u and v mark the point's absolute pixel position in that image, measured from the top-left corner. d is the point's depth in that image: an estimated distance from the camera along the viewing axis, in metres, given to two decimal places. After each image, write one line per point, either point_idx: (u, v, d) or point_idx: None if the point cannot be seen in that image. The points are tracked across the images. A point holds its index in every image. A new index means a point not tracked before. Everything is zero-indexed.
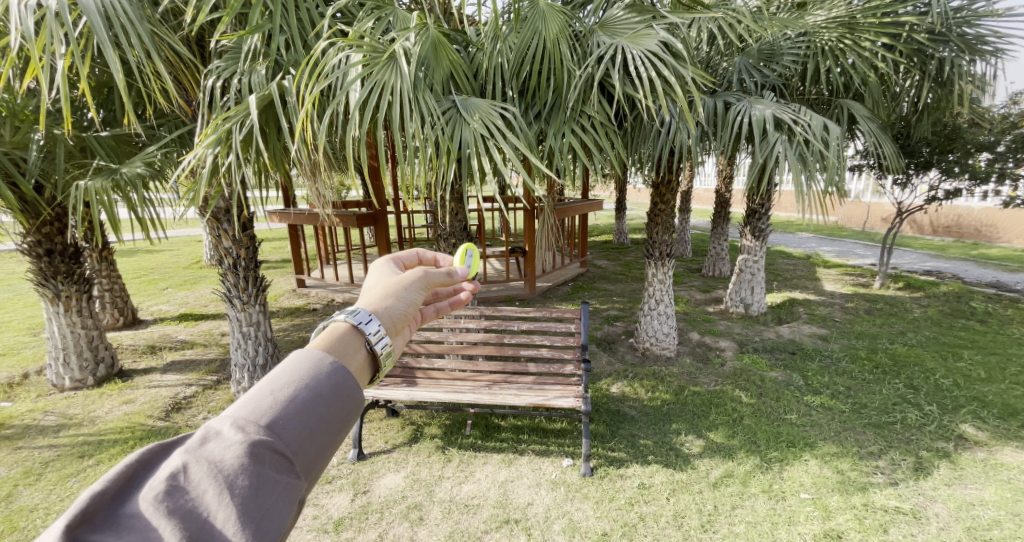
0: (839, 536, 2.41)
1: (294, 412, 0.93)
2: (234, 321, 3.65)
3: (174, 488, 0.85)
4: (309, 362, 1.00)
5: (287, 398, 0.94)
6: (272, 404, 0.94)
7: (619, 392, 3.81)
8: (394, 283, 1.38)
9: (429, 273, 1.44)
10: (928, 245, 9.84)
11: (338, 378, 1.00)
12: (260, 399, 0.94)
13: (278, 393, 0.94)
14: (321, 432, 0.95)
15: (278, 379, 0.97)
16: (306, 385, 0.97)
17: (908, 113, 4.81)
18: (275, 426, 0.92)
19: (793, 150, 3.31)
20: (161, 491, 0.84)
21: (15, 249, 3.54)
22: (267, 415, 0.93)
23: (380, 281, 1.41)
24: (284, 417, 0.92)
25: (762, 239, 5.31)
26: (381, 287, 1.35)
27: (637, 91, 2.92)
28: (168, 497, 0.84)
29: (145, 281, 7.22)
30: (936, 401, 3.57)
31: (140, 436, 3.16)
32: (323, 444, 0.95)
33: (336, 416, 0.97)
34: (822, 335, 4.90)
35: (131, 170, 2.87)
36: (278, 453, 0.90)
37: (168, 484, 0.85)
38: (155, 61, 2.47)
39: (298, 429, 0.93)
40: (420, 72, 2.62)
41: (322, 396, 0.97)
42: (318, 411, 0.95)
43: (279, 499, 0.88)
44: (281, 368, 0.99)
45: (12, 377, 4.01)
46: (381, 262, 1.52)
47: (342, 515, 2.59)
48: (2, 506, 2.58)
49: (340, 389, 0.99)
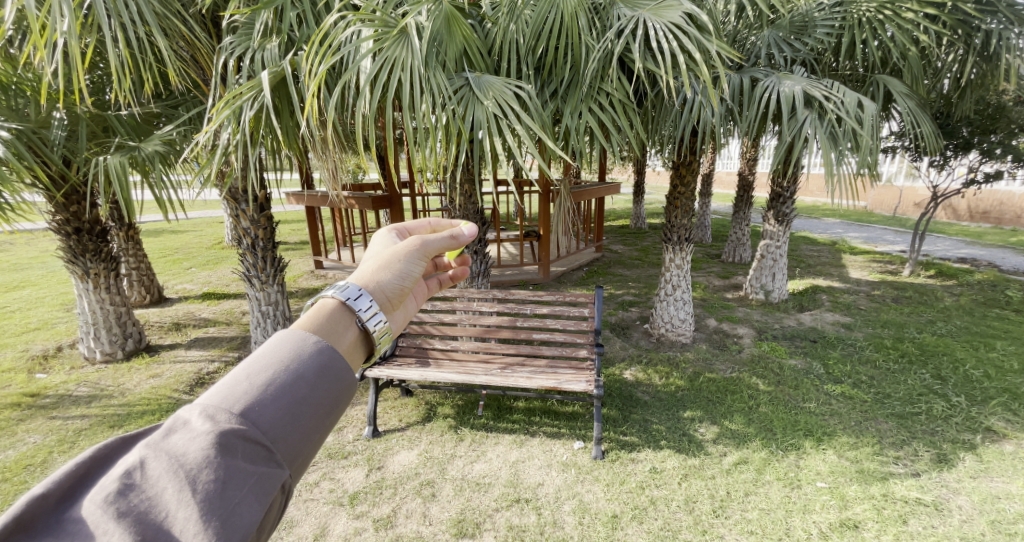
0: (855, 525, 2.37)
1: (270, 397, 0.91)
2: (253, 301, 3.73)
3: (131, 485, 0.81)
4: (291, 344, 1.00)
5: (264, 383, 0.92)
6: (249, 389, 0.92)
7: (632, 377, 3.79)
8: (389, 255, 1.38)
9: (427, 242, 1.43)
10: (964, 231, 9.45)
11: (324, 357, 0.99)
12: (234, 386, 0.92)
13: (254, 378, 0.93)
14: (301, 417, 0.93)
15: (255, 364, 0.96)
16: (287, 369, 0.95)
17: (949, 90, 4.56)
18: (248, 413, 0.89)
19: (824, 128, 3.18)
20: (112, 491, 0.80)
21: (46, 226, 3.67)
22: (241, 402, 0.90)
23: (376, 253, 1.41)
24: (259, 403, 0.90)
25: (786, 224, 5.14)
26: (375, 261, 1.35)
27: (659, 67, 2.82)
28: (123, 495, 0.80)
29: (170, 261, 7.43)
30: (964, 392, 3.45)
31: (166, 408, 3.29)
32: (302, 432, 0.93)
33: (319, 401, 0.95)
34: (845, 323, 4.77)
35: (150, 147, 2.95)
36: (250, 442, 0.87)
37: (122, 482, 0.81)
38: (158, 35, 2.47)
39: (274, 414, 0.90)
40: (431, 48, 2.57)
41: (305, 379, 0.95)
42: (298, 395, 0.93)
43: (250, 492, 0.84)
44: (260, 354, 0.97)
45: (47, 350, 4.20)
46: (383, 231, 1.52)
47: (357, 489, 2.66)
48: (38, 471, 2.71)
49: (326, 370, 0.98)
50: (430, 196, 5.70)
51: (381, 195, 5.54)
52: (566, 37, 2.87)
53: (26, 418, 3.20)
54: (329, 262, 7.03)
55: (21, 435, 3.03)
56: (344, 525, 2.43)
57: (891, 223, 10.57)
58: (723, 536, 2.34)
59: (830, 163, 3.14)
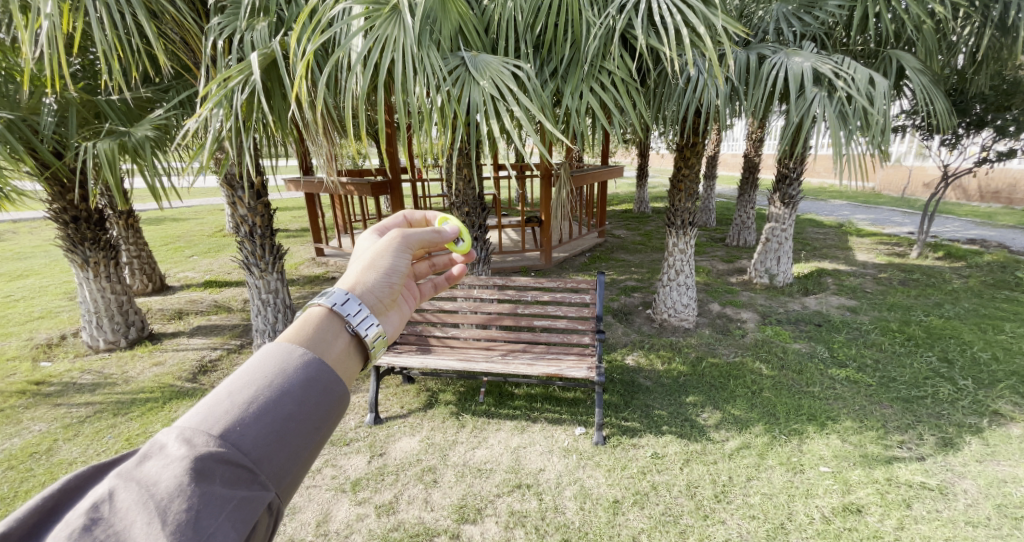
0: (858, 510, 2.36)
1: (253, 416, 0.89)
2: (253, 289, 3.72)
3: (98, 519, 0.77)
4: (277, 358, 0.97)
5: (246, 402, 0.90)
6: (230, 408, 0.89)
7: (634, 363, 3.77)
8: (371, 254, 1.35)
9: (408, 234, 1.40)
10: (974, 211, 9.30)
11: (311, 370, 0.97)
12: (214, 405, 0.89)
13: (236, 396, 0.90)
14: (287, 434, 0.90)
15: (239, 381, 0.93)
16: (271, 385, 0.93)
17: (964, 65, 4.41)
18: (229, 435, 0.86)
19: (833, 107, 3.09)
20: (76, 527, 0.76)
21: (44, 215, 3.66)
22: (221, 423, 0.87)
23: (360, 254, 1.38)
24: (241, 423, 0.87)
25: (792, 206, 5.06)
26: (360, 262, 1.33)
27: (662, 43, 2.71)
28: (88, 530, 0.76)
29: (172, 249, 7.43)
30: (971, 375, 3.41)
31: (169, 396, 3.31)
32: (288, 450, 0.90)
33: (307, 417, 0.93)
34: (850, 306, 4.71)
35: (139, 133, 2.91)
36: (229, 465, 0.84)
37: (89, 517, 0.77)
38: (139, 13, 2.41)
39: (257, 434, 0.88)
40: (425, 26, 2.49)
41: (291, 393, 0.93)
42: (283, 412, 0.90)
43: (228, 518, 0.81)
44: (244, 370, 0.95)
45: (51, 338, 4.23)
46: (363, 234, 1.51)
47: (359, 476, 2.67)
48: (44, 458, 2.73)
49: (313, 383, 0.96)
50: (430, 182, 5.64)
51: (380, 181, 5.48)
52: (566, 14, 2.78)
53: (30, 406, 3.22)
54: (330, 249, 7.03)
55: (26, 423, 3.05)
56: (347, 511, 2.44)
57: (898, 205, 10.44)
58: (725, 521, 2.34)
59: (839, 143, 3.05)
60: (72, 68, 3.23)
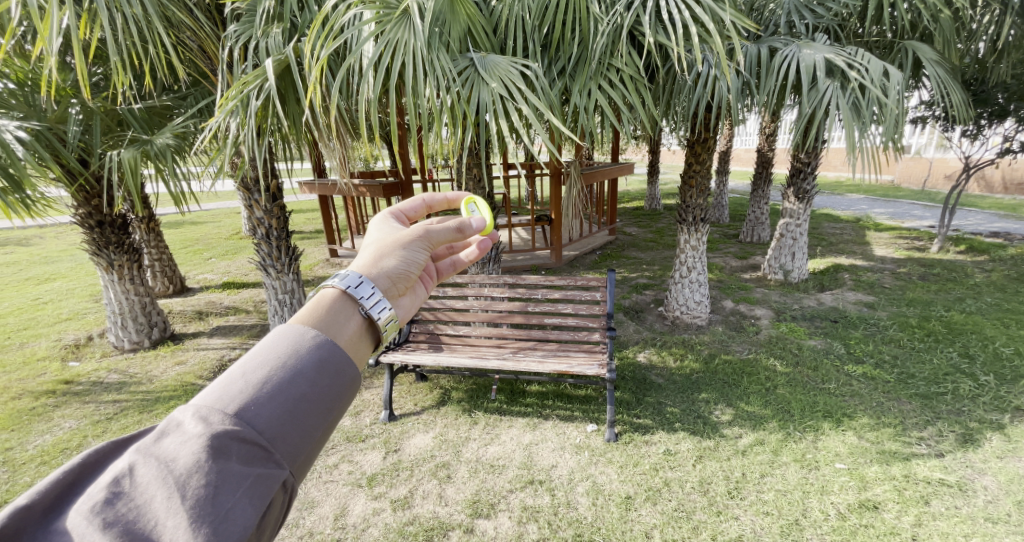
0: (875, 507, 2.34)
1: (266, 396, 0.92)
2: (270, 289, 3.81)
3: (120, 493, 0.82)
4: (290, 338, 1.01)
5: (259, 382, 0.93)
6: (245, 388, 0.93)
7: (646, 360, 3.77)
8: (391, 241, 1.39)
9: (431, 231, 1.44)
10: (998, 204, 9.06)
11: (323, 352, 1.00)
12: (229, 385, 0.93)
13: (250, 376, 0.94)
14: (300, 413, 0.94)
15: (252, 362, 0.97)
16: (284, 366, 0.96)
17: (985, 54, 4.31)
18: (243, 414, 0.90)
19: (846, 98, 3.05)
20: (100, 500, 0.80)
21: (70, 220, 3.77)
22: (236, 402, 0.91)
23: (378, 239, 1.42)
24: (255, 403, 0.91)
25: (806, 201, 4.99)
26: (380, 248, 1.37)
27: (670, 40, 2.71)
28: (111, 504, 0.81)
29: (191, 252, 7.62)
30: (993, 371, 3.34)
31: (191, 394, 3.42)
32: (301, 430, 0.94)
33: (318, 398, 0.96)
34: (868, 302, 4.64)
35: (161, 141, 3.02)
36: (244, 443, 0.88)
37: (111, 491, 0.82)
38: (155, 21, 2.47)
39: (271, 413, 0.91)
40: (434, 29, 2.54)
41: (303, 374, 0.96)
42: (297, 392, 0.94)
43: (244, 494, 0.85)
44: (257, 350, 0.98)
45: (78, 339, 4.37)
46: (383, 217, 1.54)
47: (374, 471, 2.72)
48: (74, 454, 2.84)
49: (324, 365, 0.99)
50: (441, 182, 5.70)
51: (392, 182, 5.56)
52: (573, 12, 2.79)
53: (61, 405, 3.34)
54: (344, 250, 7.13)
55: (57, 420, 3.18)
56: (363, 505, 2.50)
57: (919, 198, 10.21)
58: (738, 517, 2.34)
59: (853, 136, 3.03)
60: (94, 78, 3.35)
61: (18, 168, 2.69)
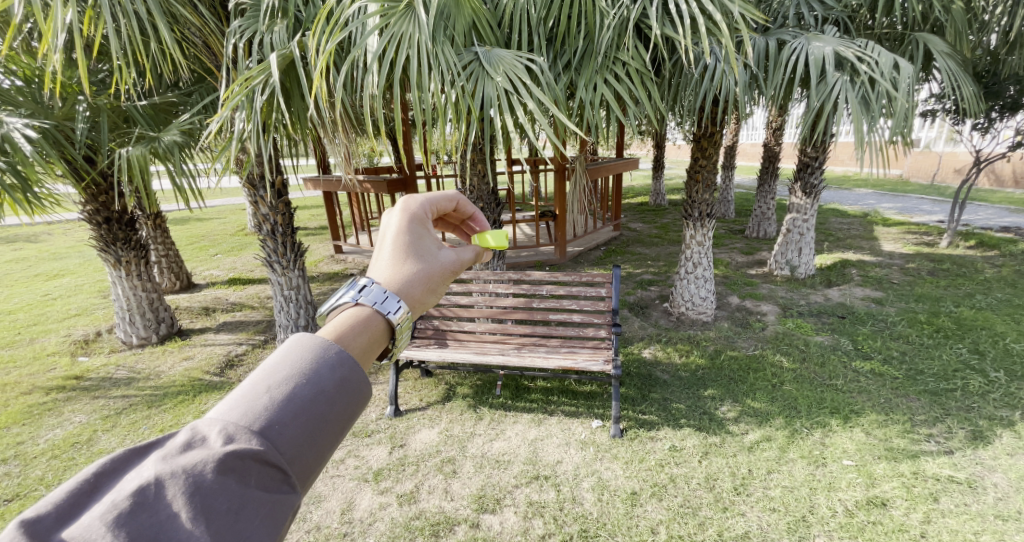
0: (883, 504, 2.32)
1: (291, 415, 0.89)
2: (276, 285, 3.82)
3: (135, 509, 0.76)
4: (316, 353, 0.98)
5: (286, 398, 0.90)
6: (270, 404, 0.90)
7: (651, 356, 3.76)
8: (433, 271, 1.34)
9: (461, 263, 1.45)
10: (1008, 198, 8.96)
11: (349, 372, 0.98)
12: (254, 400, 0.90)
13: (276, 392, 0.91)
14: (321, 436, 0.92)
15: (277, 376, 0.93)
16: (310, 383, 0.93)
17: (997, 46, 4.23)
18: (267, 433, 0.87)
19: (855, 92, 3.01)
20: (116, 516, 0.75)
21: (78, 216, 3.79)
22: (260, 419, 0.88)
23: (415, 262, 1.33)
24: (280, 422, 0.88)
25: (814, 196, 4.94)
26: (423, 279, 1.31)
27: (678, 32, 2.67)
28: (126, 521, 0.75)
29: (197, 248, 7.67)
30: (1003, 367, 3.31)
31: (198, 389, 3.44)
32: (320, 453, 0.91)
33: (341, 420, 0.94)
34: (876, 298, 4.60)
35: (168, 137, 3.02)
36: (266, 464, 0.85)
37: (126, 506, 0.76)
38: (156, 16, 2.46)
39: (294, 434, 0.89)
40: (439, 23, 2.53)
41: (328, 394, 0.94)
42: (321, 413, 0.92)
43: (263, 520, 0.81)
44: (282, 364, 0.95)
45: (87, 334, 4.41)
46: (408, 220, 1.41)
47: (380, 466, 2.73)
48: (85, 448, 2.87)
49: (348, 386, 0.96)
50: (445, 178, 5.69)
51: (396, 178, 5.56)
52: (578, 5, 2.76)
53: (71, 399, 3.37)
54: (348, 246, 7.15)
55: (67, 414, 3.21)
56: (370, 500, 2.51)
57: (928, 192, 10.12)
58: (744, 513, 2.33)
59: (862, 130, 2.99)
60: (100, 75, 3.36)
61: (26, 165, 2.72)
